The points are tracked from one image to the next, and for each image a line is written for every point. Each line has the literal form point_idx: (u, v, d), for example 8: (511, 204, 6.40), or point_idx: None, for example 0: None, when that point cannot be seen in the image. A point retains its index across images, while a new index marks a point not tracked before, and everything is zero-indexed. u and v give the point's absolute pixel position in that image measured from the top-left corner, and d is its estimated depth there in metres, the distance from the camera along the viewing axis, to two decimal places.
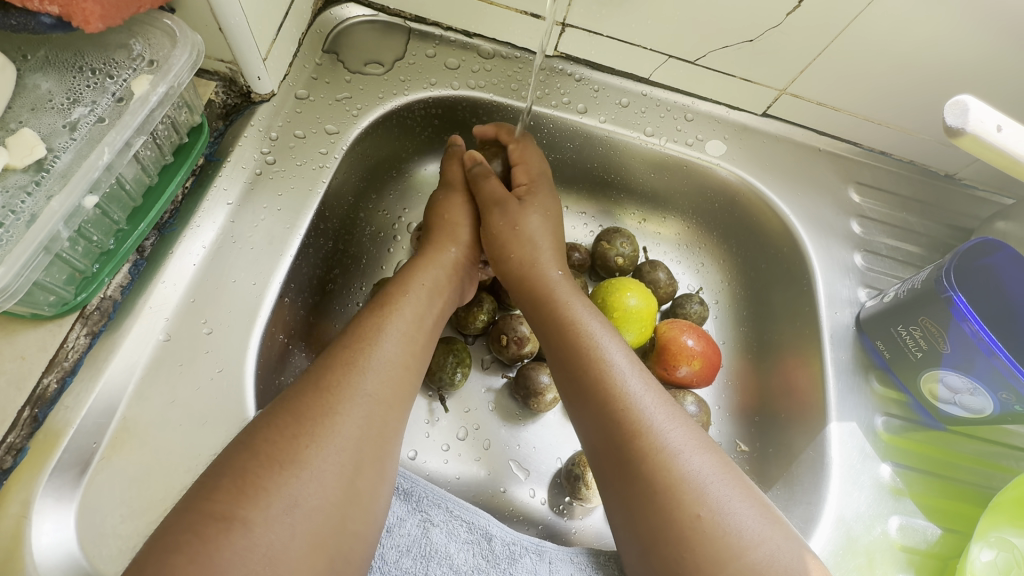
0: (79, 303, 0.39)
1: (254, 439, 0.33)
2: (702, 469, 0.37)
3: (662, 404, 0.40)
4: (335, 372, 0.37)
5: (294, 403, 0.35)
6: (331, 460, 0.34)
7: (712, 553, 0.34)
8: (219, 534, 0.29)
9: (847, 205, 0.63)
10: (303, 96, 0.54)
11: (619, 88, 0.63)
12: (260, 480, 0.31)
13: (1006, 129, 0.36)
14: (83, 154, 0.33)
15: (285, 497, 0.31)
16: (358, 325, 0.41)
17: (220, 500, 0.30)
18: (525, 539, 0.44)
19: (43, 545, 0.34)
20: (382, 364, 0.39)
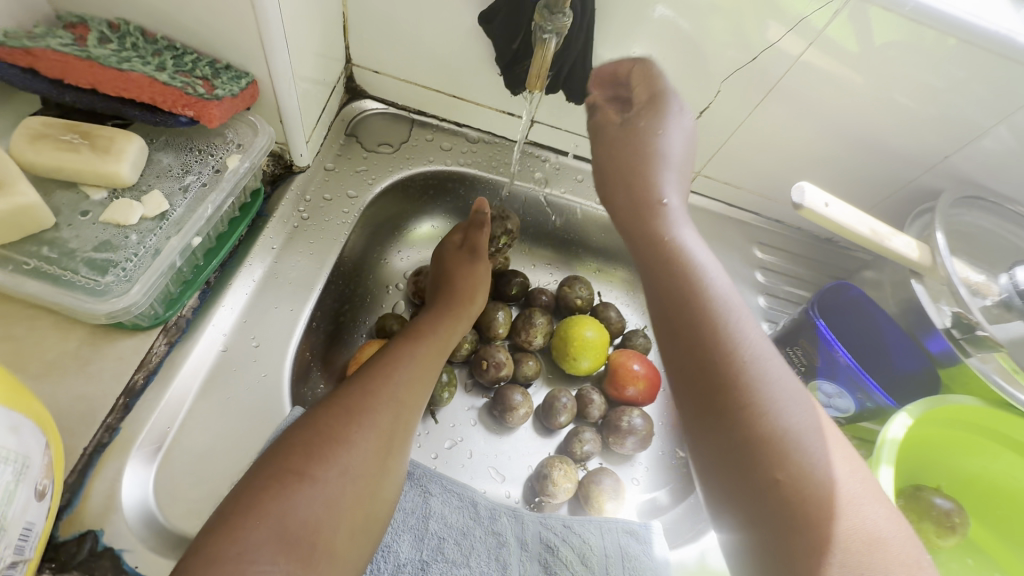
0: (166, 318, 0.50)
1: (309, 420, 0.44)
2: (804, 421, 0.38)
3: (809, 392, 0.39)
4: (378, 377, 0.49)
5: (345, 395, 0.47)
6: (372, 438, 0.45)
7: (804, 487, 0.35)
8: (287, 482, 0.40)
9: (751, 260, 0.81)
10: (330, 168, 0.69)
11: (576, 168, 0.81)
12: (320, 451, 0.43)
13: (830, 205, 0.57)
14: (192, 209, 0.46)
15: (339, 462, 0.43)
16: (394, 349, 0.54)
17: (292, 461, 0.41)
18: (503, 504, 0.56)
19: (130, 502, 0.43)
20: (411, 374, 0.52)
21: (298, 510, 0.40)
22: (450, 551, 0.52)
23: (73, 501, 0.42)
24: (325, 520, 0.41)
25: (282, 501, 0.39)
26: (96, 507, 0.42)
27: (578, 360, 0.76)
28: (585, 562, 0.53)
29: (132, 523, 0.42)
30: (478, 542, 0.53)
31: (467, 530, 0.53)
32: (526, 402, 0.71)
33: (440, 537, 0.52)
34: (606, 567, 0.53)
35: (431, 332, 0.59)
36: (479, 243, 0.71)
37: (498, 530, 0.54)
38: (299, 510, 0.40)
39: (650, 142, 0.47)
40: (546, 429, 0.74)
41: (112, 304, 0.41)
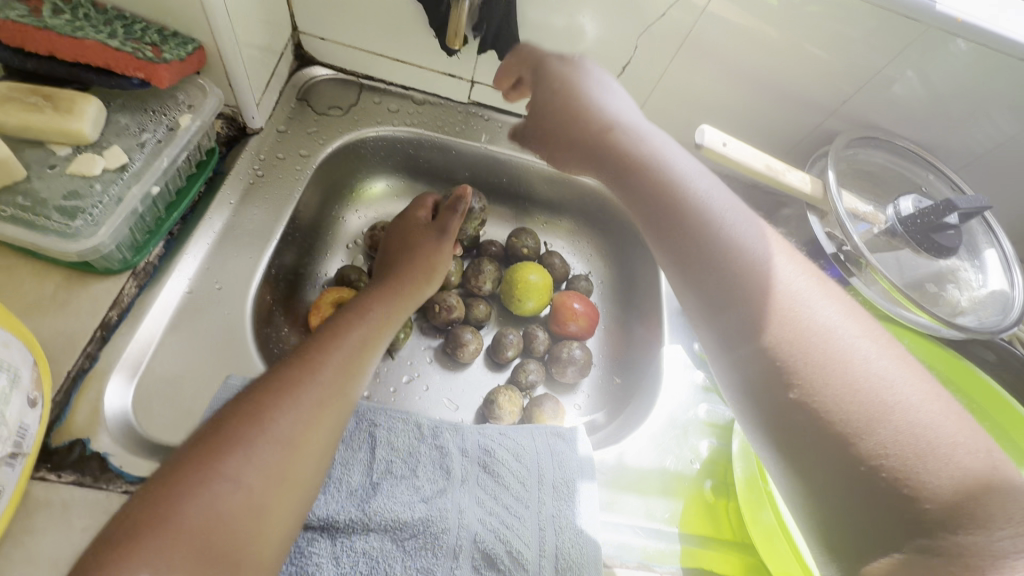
0: (134, 263, 0.56)
1: (223, 417, 0.43)
2: (830, 318, 0.42)
3: (822, 298, 0.43)
4: (299, 363, 0.48)
5: (261, 389, 0.45)
6: (290, 428, 0.44)
7: (836, 383, 0.39)
8: (191, 486, 0.39)
9: None
10: (282, 131, 0.75)
11: (516, 125, 0.87)
12: (230, 450, 0.41)
13: (727, 145, 0.64)
14: (150, 162, 0.52)
15: (251, 455, 0.42)
16: (324, 332, 0.53)
17: (193, 466, 0.40)
18: (444, 422, 0.62)
19: (113, 416, 0.50)
20: (338, 362, 0.50)
21: (204, 511, 0.38)
22: (398, 468, 0.57)
23: (62, 415, 0.48)
24: (236, 519, 0.39)
25: (182, 506, 0.38)
26: (83, 419, 0.49)
27: (523, 301, 0.83)
28: (518, 458, 0.61)
29: (115, 433, 0.49)
30: (423, 457, 0.59)
31: (413, 449, 0.59)
32: (476, 339, 0.79)
33: (388, 460, 0.58)
34: (536, 460, 0.61)
35: (370, 316, 0.56)
36: (449, 223, 0.71)
37: (442, 444, 0.60)
38: (203, 514, 0.38)
39: (624, 137, 0.53)
40: (496, 365, 0.82)
41: (80, 245, 0.47)
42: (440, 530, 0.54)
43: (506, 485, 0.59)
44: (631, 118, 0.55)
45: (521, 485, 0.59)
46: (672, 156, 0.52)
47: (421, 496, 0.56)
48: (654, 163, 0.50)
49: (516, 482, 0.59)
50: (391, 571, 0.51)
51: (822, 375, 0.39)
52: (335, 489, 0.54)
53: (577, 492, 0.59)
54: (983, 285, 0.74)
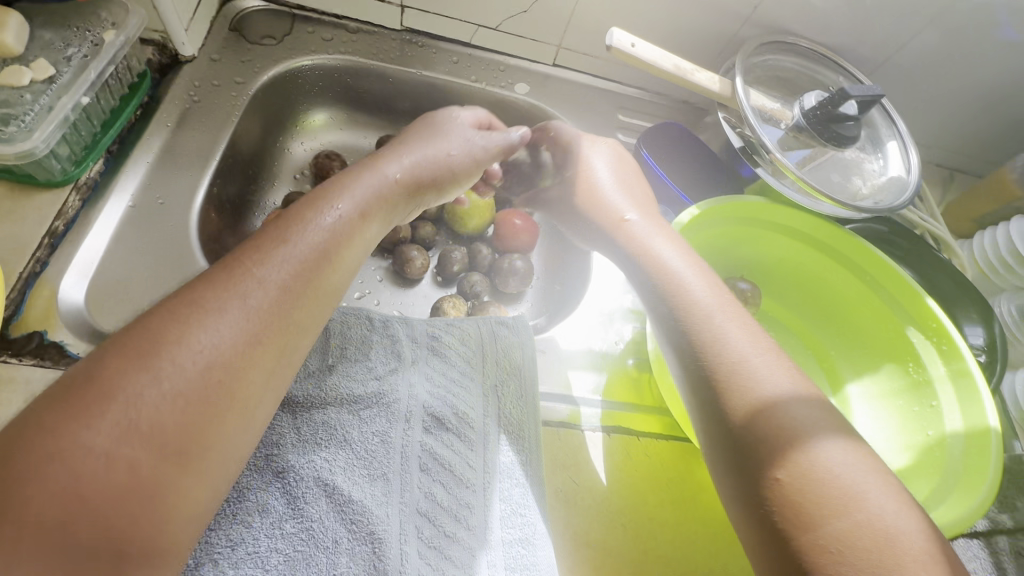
0: (74, 176, 0.59)
1: (97, 351, 0.33)
2: (787, 390, 0.46)
3: (771, 369, 0.47)
4: (213, 286, 0.37)
5: (155, 316, 0.34)
6: (196, 362, 0.34)
7: (790, 458, 0.42)
8: (39, 444, 0.29)
9: (614, 122, 0.94)
10: (215, 59, 0.76)
11: (450, 50, 0.90)
12: (97, 401, 0.30)
13: (635, 45, 0.68)
14: (77, 74, 0.55)
15: (130, 403, 0.31)
16: (248, 246, 0.40)
17: (41, 420, 0.29)
18: (394, 314, 0.66)
19: (67, 313, 0.54)
20: (270, 283, 0.39)
21: (57, 490, 0.28)
22: (352, 352, 0.60)
23: (19, 311, 0.53)
24: (120, 494, 0.29)
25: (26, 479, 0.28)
26: (39, 315, 0.53)
27: (467, 219, 0.88)
28: (465, 342, 0.64)
29: (70, 326, 0.54)
30: (375, 342, 0.61)
31: (365, 338, 0.62)
32: (422, 256, 0.84)
33: (341, 347, 0.60)
34: (480, 343, 0.65)
35: (323, 222, 0.44)
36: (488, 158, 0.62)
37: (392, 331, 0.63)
38: (52, 490, 0.28)
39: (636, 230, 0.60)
40: (444, 280, 0.88)
41: (17, 148, 0.50)
42: (392, 400, 0.56)
43: (452, 364, 0.62)
44: (641, 212, 0.62)
45: (466, 361, 0.63)
46: (658, 250, 0.58)
47: (374, 374, 0.58)
48: (642, 258, 0.58)
49: (462, 360, 0.63)
50: (349, 437, 0.53)
51: (781, 458, 0.42)
52: None
53: (521, 370, 0.64)
54: (883, 173, 0.80)
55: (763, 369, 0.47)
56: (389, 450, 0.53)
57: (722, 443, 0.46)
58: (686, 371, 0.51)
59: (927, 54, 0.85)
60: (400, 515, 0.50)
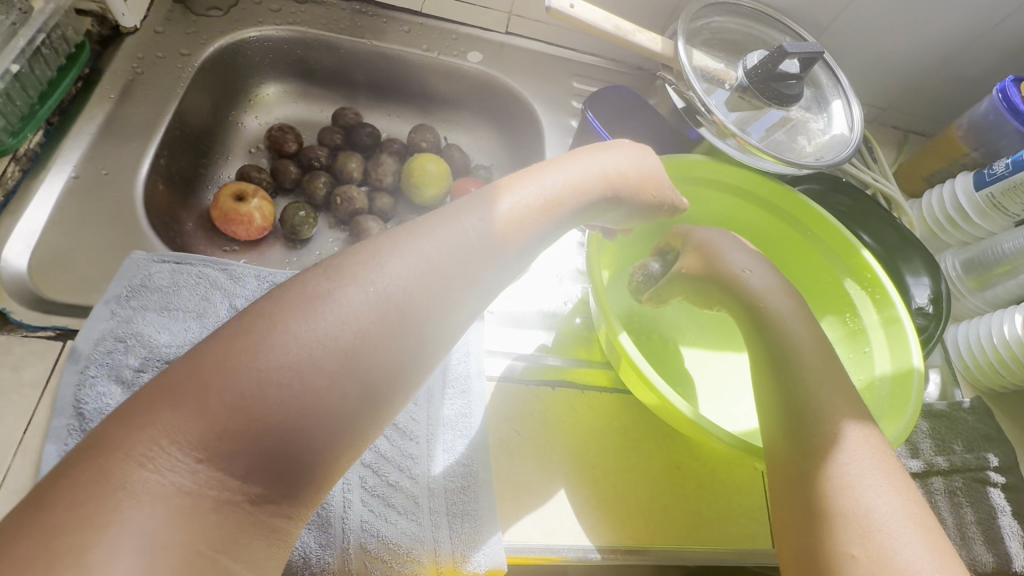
0: (12, 147, 0.58)
1: (291, 286, 0.35)
2: (858, 443, 0.44)
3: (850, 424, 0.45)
4: (342, 277, 0.36)
5: (287, 299, 0.34)
6: (356, 314, 0.35)
7: (836, 497, 0.42)
8: (160, 410, 0.30)
9: (569, 89, 0.95)
10: (160, 31, 0.76)
11: (401, 20, 0.90)
12: (277, 334, 0.33)
13: (574, 6, 0.68)
14: (6, 43, 0.55)
15: (308, 343, 0.33)
16: (397, 242, 0.39)
17: (160, 387, 0.31)
18: None
19: (10, 282, 0.55)
20: (427, 260, 0.39)
21: (166, 454, 0.29)
22: None
23: None
24: (227, 477, 0.30)
25: (145, 442, 0.29)
26: None
27: (423, 189, 0.89)
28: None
29: (12, 294, 0.54)
30: None
31: None
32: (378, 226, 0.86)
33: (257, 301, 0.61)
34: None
35: (433, 245, 0.39)
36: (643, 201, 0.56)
37: None
38: (158, 461, 0.29)
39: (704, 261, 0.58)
40: None
41: None
42: None
43: None
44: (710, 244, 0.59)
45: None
46: (750, 279, 0.56)
47: None
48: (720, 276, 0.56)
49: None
50: None
51: (829, 446, 0.44)
52: None
53: (466, 328, 0.65)
54: (827, 131, 0.82)
55: (824, 393, 0.47)
56: None
57: (783, 416, 0.48)
58: (774, 370, 0.51)
59: (873, 13, 0.86)
60: (347, 465, 0.53)
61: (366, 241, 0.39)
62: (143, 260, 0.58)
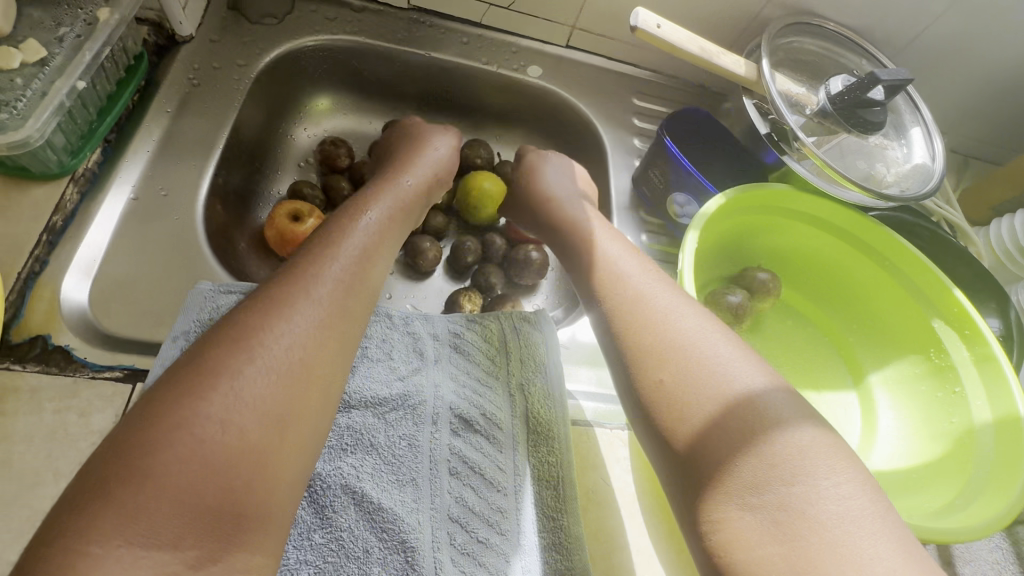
0: (70, 168, 0.55)
1: (194, 356, 0.35)
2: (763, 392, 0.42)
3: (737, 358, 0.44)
4: (235, 338, 0.37)
5: (180, 374, 0.34)
6: (273, 365, 0.36)
7: (750, 456, 0.39)
8: (90, 515, 0.29)
9: (629, 107, 0.91)
10: (215, 40, 0.72)
11: (460, 31, 0.86)
12: (196, 394, 0.33)
13: (662, 26, 0.65)
14: (71, 56, 0.51)
15: (224, 393, 0.34)
16: (277, 289, 0.40)
17: (86, 496, 0.29)
18: (414, 311, 0.63)
19: (70, 316, 0.51)
20: (323, 300, 0.41)
21: (114, 554, 0.28)
22: (374, 352, 0.58)
23: (19, 315, 0.50)
24: (181, 554, 0.30)
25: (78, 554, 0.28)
26: (41, 319, 0.50)
27: (480, 209, 0.85)
28: (487, 340, 0.63)
29: (74, 329, 0.51)
30: (397, 342, 0.60)
31: (386, 336, 0.60)
32: (435, 247, 0.82)
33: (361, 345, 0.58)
34: (504, 340, 0.63)
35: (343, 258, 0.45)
36: None
37: (413, 330, 0.61)
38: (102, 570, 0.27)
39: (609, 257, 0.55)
40: (455, 272, 0.86)
41: (9, 138, 0.46)
42: (417, 402, 0.55)
43: (477, 362, 0.61)
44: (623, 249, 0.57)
45: (490, 362, 0.61)
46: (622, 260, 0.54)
47: (398, 376, 0.57)
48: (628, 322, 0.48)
49: (487, 359, 0.61)
50: (376, 442, 0.52)
51: (726, 428, 0.40)
52: None
53: (547, 367, 0.61)
54: (908, 160, 0.78)
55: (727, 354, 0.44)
56: (417, 455, 0.52)
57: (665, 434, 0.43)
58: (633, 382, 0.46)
59: (953, 37, 0.83)
60: (432, 522, 0.49)
61: (245, 301, 0.40)
62: (210, 291, 0.55)
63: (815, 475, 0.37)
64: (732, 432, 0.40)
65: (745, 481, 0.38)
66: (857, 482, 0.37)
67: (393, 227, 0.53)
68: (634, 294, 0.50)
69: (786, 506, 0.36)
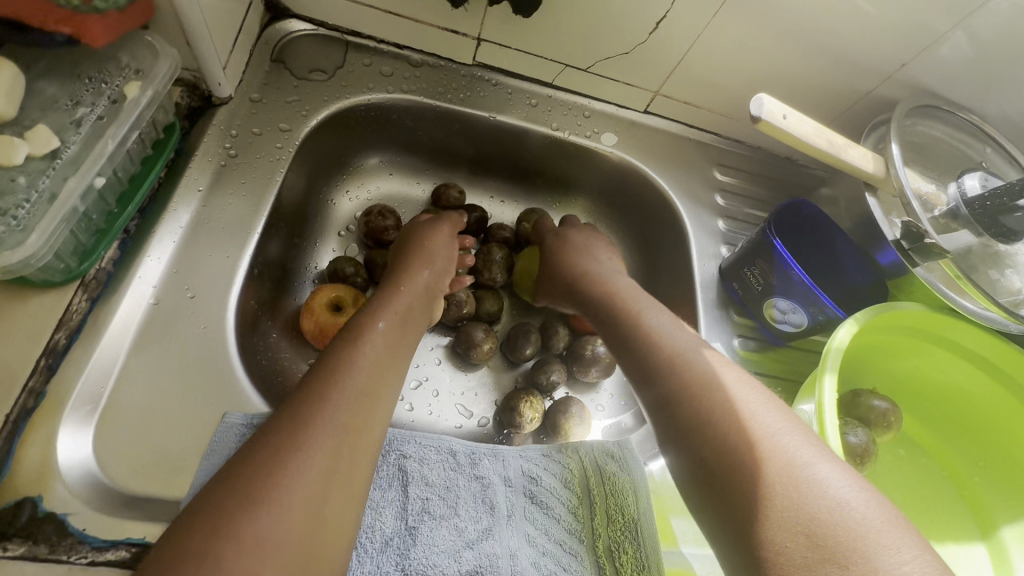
0: (81, 272, 0.45)
1: (224, 483, 0.35)
2: (795, 443, 0.39)
3: (768, 406, 0.42)
4: (266, 461, 0.36)
5: (213, 499, 0.34)
6: (303, 487, 0.36)
7: (774, 501, 0.37)
8: None
9: (712, 182, 0.80)
10: (256, 99, 0.62)
11: (528, 91, 0.76)
12: (229, 522, 0.33)
13: (787, 117, 0.55)
14: (89, 145, 0.41)
15: (256, 519, 0.34)
16: (303, 399, 0.40)
17: None
18: (482, 447, 0.53)
19: (67, 467, 0.41)
20: (348, 409, 0.41)
21: None
22: (437, 507, 0.49)
23: (5, 467, 0.40)
24: None
25: None
26: (31, 473, 0.40)
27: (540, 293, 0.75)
28: (566, 484, 0.53)
29: (71, 485, 0.40)
30: (463, 491, 0.50)
31: (451, 483, 0.51)
32: (491, 337, 0.71)
33: (424, 498, 0.49)
34: (586, 485, 0.53)
35: (365, 357, 0.45)
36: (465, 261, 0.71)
37: (481, 475, 0.52)
38: None
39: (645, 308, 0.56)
40: (511, 363, 0.74)
41: (5, 259, 0.36)
42: None
43: (556, 517, 0.52)
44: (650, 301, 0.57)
45: (570, 516, 0.52)
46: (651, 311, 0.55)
47: (465, 540, 0.48)
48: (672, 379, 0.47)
49: (571, 516, 0.52)
50: None
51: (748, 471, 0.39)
52: (366, 539, 0.46)
53: (640, 526, 0.51)
54: None
55: (760, 404, 0.43)
56: None
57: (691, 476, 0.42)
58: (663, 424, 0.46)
59: None
60: None
61: (272, 417, 0.40)
62: (237, 425, 0.46)
63: (859, 533, 0.34)
64: (758, 475, 0.38)
65: (782, 515, 0.36)
66: (903, 543, 0.34)
67: (406, 327, 0.52)
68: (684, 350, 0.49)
69: (823, 541, 0.34)
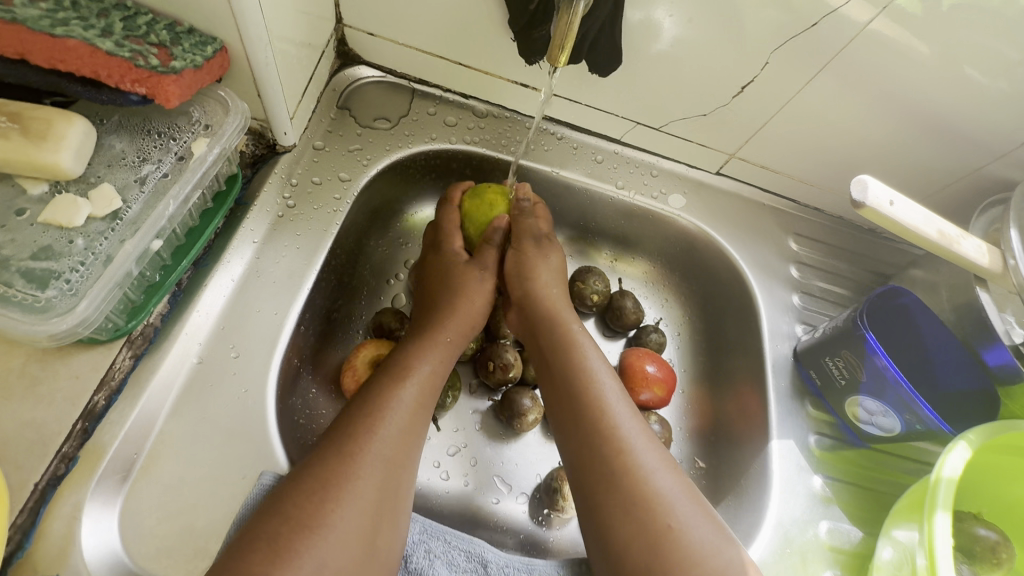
0: (128, 330, 0.44)
1: (281, 505, 0.38)
2: (697, 519, 0.43)
3: (697, 513, 0.43)
4: (312, 498, 0.39)
5: (266, 525, 0.37)
6: (348, 517, 0.39)
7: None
8: None
9: (787, 253, 0.73)
10: (319, 147, 0.62)
11: (594, 146, 0.72)
12: (286, 548, 0.36)
13: (895, 204, 0.49)
14: (151, 205, 0.39)
15: (310, 551, 0.36)
16: (345, 432, 0.43)
17: None
18: (516, 561, 0.51)
19: (88, 544, 0.38)
20: (386, 441, 0.43)
21: None
22: None
23: (26, 541, 0.38)
24: None
25: None
26: (52, 550, 0.38)
27: None
28: None
29: (90, 569, 0.38)
30: None
31: None
32: (537, 407, 0.65)
33: None
34: None
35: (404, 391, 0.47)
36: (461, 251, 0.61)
37: None
38: None
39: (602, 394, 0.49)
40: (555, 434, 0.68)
41: (52, 326, 0.35)
42: None
43: None
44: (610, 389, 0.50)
45: None
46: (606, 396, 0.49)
47: None
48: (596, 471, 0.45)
49: None
50: None
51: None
52: None
53: None
54: None
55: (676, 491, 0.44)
56: None
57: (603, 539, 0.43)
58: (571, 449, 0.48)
59: None
60: None
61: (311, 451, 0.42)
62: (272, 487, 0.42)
63: None
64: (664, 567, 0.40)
65: None
66: None
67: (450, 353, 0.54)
68: (647, 491, 0.43)
69: None
